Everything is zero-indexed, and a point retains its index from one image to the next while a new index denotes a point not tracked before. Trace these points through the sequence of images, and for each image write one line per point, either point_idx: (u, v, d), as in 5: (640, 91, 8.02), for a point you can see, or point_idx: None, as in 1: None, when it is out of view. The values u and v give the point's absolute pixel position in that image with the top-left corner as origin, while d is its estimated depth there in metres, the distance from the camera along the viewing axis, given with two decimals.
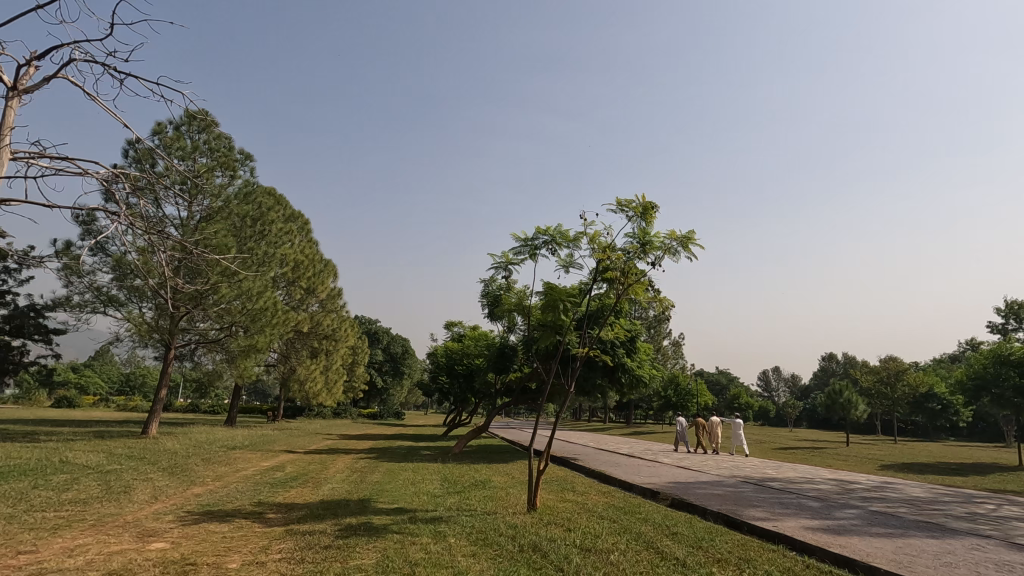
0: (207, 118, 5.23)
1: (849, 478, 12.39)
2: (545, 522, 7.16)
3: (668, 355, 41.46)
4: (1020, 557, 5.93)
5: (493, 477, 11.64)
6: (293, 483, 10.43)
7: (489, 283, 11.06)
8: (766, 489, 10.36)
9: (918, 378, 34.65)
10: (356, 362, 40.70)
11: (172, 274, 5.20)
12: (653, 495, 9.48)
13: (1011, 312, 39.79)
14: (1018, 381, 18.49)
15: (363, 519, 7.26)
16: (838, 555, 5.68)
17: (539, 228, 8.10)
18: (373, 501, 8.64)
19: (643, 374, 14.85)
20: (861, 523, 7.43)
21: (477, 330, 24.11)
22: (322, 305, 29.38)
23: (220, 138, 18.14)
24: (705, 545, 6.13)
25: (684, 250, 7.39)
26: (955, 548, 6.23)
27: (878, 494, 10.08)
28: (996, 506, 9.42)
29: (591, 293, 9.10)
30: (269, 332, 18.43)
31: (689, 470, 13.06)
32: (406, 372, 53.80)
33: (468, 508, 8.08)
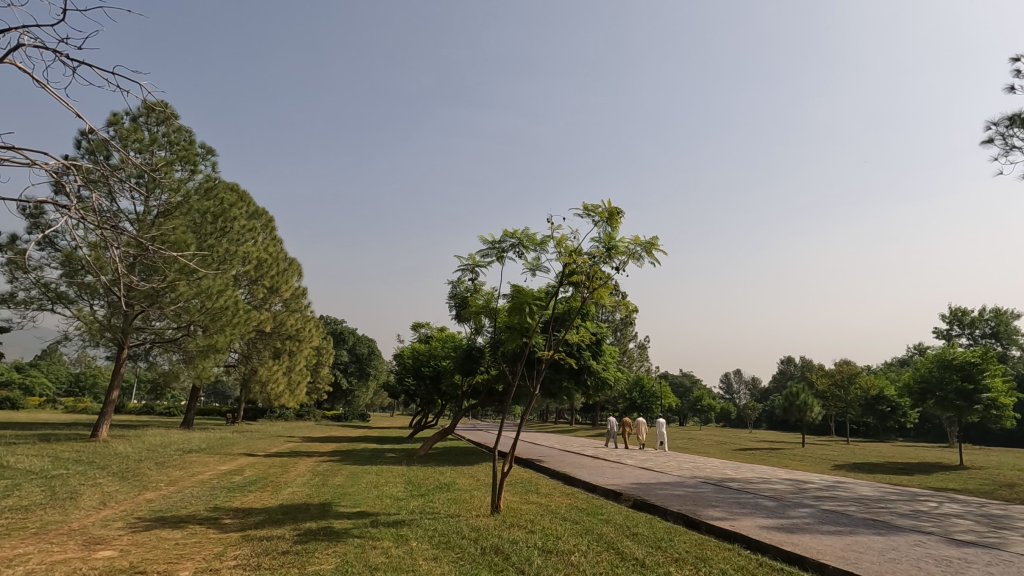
0: (167, 111, 5.05)
1: (803, 478, 12.77)
2: (509, 523, 7.19)
3: (634, 357, 42.06)
4: (958, 553, 6.26)
5: (458, 479, 11.62)
6: (251, 487, 10.14)
7: (456, 284, 11.00)
8: (724, 490, 10.62)
9: (868, 381, 36.06)
10: (320, 363, 39.97)
11: (126, 271, 4.96)
12: (616, 496, 9.62)
13: (955, 318, 41.89)
14: (960, 385, 19.53)
15: (323, 524, 7.13)
16: (790, 554, 5.87)
17: (506, 231, 8.12)
18: (334, 505, 8.52)
19: (609, 376, 15.04)
20: (813, 522, 7.71)
21: (445, 332, 24.01)
22: (285, 305, 28.65)
23: (181, 130, 17.61)
24: (664, 545, 6.24)
25: (648, 255, 7.53)
26: (898, 544, 6.54)
27: (830, 494, 10.44)
28: (938, 504, 9.90)
29: (558, 297, 9.15)
30: (230, 332, 17.94)
31: (652, 472, 13.29)
32: (372, 374, 53.13)
33: (431, 511, 8.04)
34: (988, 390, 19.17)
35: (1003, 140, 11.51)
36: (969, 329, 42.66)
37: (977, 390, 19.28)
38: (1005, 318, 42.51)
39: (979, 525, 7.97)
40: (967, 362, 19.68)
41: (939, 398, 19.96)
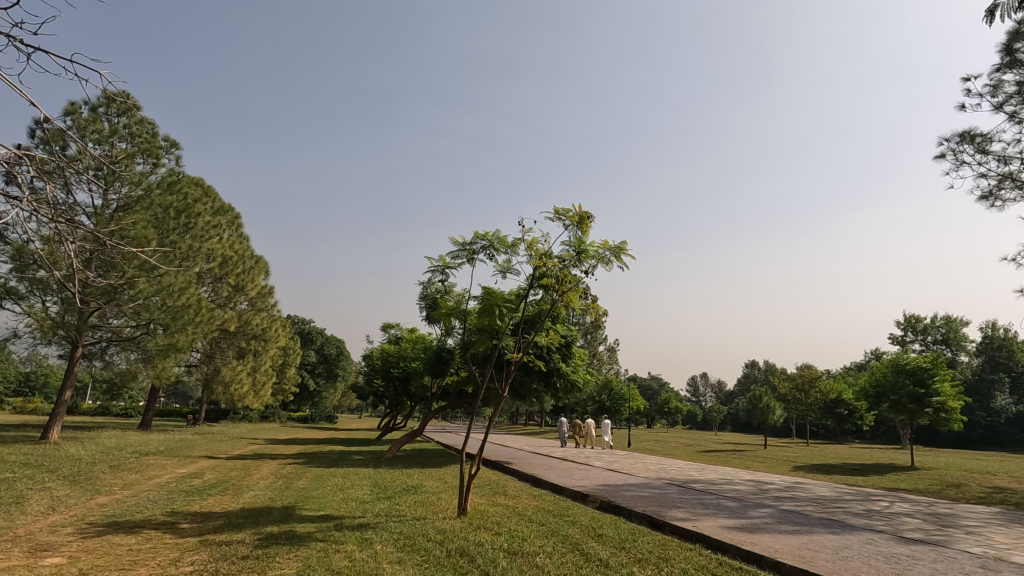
0: (129, 101, 4.88)
1: (764, 480, 13.09)
2: (475, 526, 7.16)
3: (603, 360, 42.54)
4: (906, 550, 6.53)
5: (426, 481, 11.55)
6: (212, 491, 9.88)
7: (427, 285, 10.90)
8: (688, 491, 10.81)
9: (828, 385, 37.20)
10: (286, 364, 39.19)
11: (81, 267, 4.75)
12: (583, 498, 9.70)
13: (909, 325, 43.65)
14: (913, 389, 20.30)
15: (285, 528, 6.99)
16: (749, 553, 6.02)
17: (478, 232, 8.11)
18: (298, 508, 8.33)
19: (578, 379, 15.18)
20: (772, 522, 7.91)
21: (415, 332, 23.83)
22: (251, 303, 27.93)
23: (143, 123, 17.04)
24: (628, 546, 6.34)
25: (616, 260, 7.62)
26: (851, 543, 6.77)
27: (789, 494, 10.75)
28: (889, 504, 10.30)
29: (527, 299, 9.17)
30: (191, 331, 17.43)
31: (619, 473, 13.45)
32: (340, 375, 52.34)
33: (397, 514, 7.96)
34: (938, 394, 20.02)
35: (955, 155, 12.10)
36: (922, 335, 44.62)
37: (928, 394, 20.07)
38: (954, 324, 44.62)
39: (926, 523, 8.33)
40: (919, 367, 20.42)
41: (893, 402, 20.71)
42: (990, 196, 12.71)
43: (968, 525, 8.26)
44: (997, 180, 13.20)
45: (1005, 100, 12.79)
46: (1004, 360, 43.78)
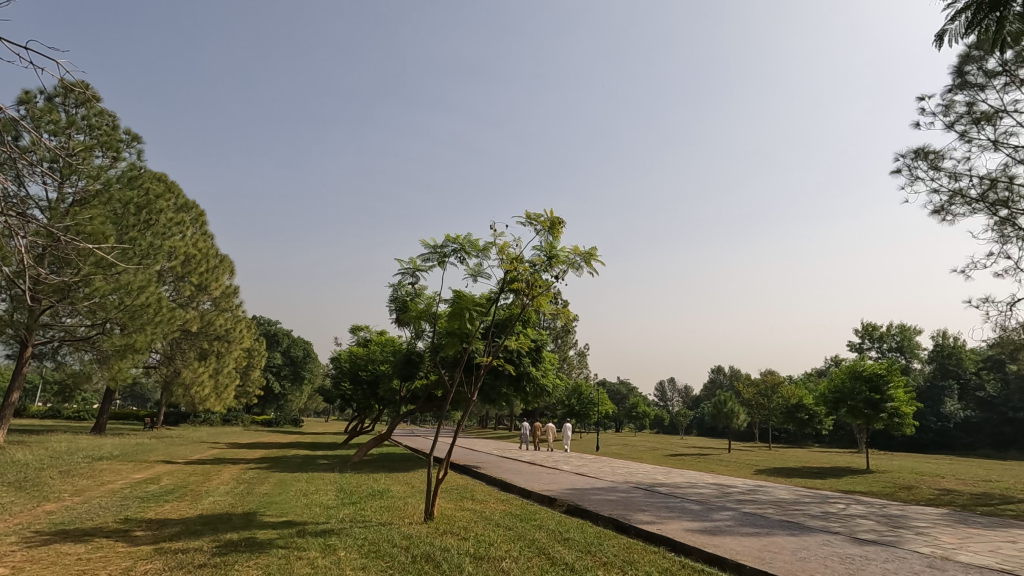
0: (89, 93, 4.71)
1: (727, 483, 13.39)
2: (441, 531, 7.11)
3: (574, 364, 42.81)
4: (859, 550, 6.76)
5: (393, 486, 11.41)
6: (169, 497, 9.55)
7: (397, 288, 10.77)
8: (653, 495, 10.96)
9: (791, 391, 38.21)
10: (251, 366, 38.22)
11: (31, 262, 4.53)
12: (550, 501, 9.74)
13: (866, 333, 45.23)
14: (869, 395, 21.04)
15: (246, 535, 6.81)
16: (711, 555, 6.15)
17: (449, 236, 8.09)
18: (259, 515, 8.11)
19: (548, 383, 15.24)
20: (734, 524, 8.10)
21: (384, 335, 23.56)
22: (214, 303, 27.16)
23: (103, 115, 16.48)
24: (594, 550, 6.39)
25: (586, 265, 7.70)
26: (809, 544, 6.97)
27: (751, 497, 11.02)
28: (844, 506, 10.67)
29: (498, 303, 9.15)
30: (151, 331, 16.82)
31: (586, 477, 13.56)
32: (306, 377, 51.34)
33: (362, 520, 7.85)
34: (892, 400, 20.79)
35: (909, 172, 12.67)
36: (878, 343, 46.27)
37: (882, 400, 20.82)
38: (908, 333, 46.46)
39: (879, 524, 8.64)
40: (875, 374, 21.19)
41: (850, 407, 21.43)
42: (942, 211, 13.34)
43: (918, 526, 8.60)
44: (948, 197, 13.84)
45: (955, 121, 13.45)
46: (954, 367, 45.74)
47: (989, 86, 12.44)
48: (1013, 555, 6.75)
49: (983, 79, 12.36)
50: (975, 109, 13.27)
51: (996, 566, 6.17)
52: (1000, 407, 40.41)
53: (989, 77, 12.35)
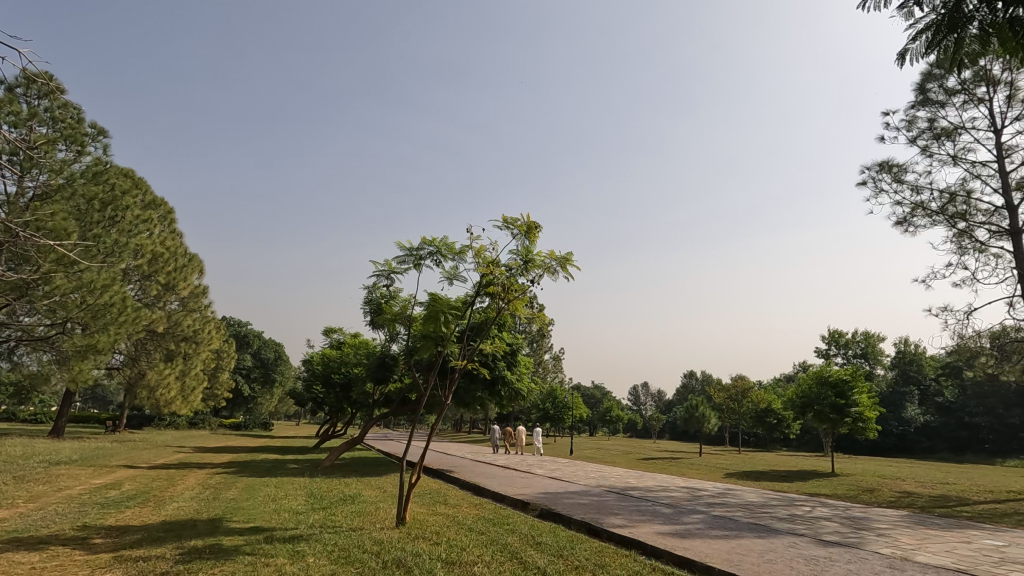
0: (51, 84, 4.52)
1: (697, 486, 13.60)
2: (412, 536, 7.05)
3: (549, 368, 42.96)
4: (823, 552, 6.94)
5: (364, 491, 11.27)
6: (131, 503, 9.24)
7: (371, 290, 10.66)
8: (626, 498, 11.05)
9: (760, 396, 38.99)
10: (219, 368, 37.32)
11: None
12: (523, 505, 9.74)
13: (833, 339, 46.48)
14: (834, 400, 21.62)
15: (211, 541, 6.64)
16: (681, 558, 6.23)
17: (425, 238, 8.05)
18: (225, 521, 7.91)
19: (522, 387, 15.25)
20: (703, 527, 8.22)
21: (358, 338, 23.27)
22: (182, 303, 26.46)
23: (68, 107, 15.96)
24: (566, 553, 6.41)
25: (562, 270, 7.74)
26: (776, 546, 7.12)
27: (721, 500, 11.20)
28: (810, 508, 10.93)
29: (474, 307, 9.13)
30: (115, 331, 16.29)
31: (560, 481, 13.60)
32: (277, 380, 50.40)
33: (332, 525, 7.72)
34: (856, 405, 21.41)
35: (874, 183, 13.14)
36: (844, 349, 47.59)
37: (847, 405, 21.41)
38: (872, 340, 47.90)
39: (843, 526, 8.88)
40: (841, 379, 21.80)
41: (817, 412, 22.00)
42: (905, 223, 13.84)
43: (879, 528, 8.86)
44: (911, 209, 14.38)
45: (918, 136, 13.99)
46: (914, 373, 47.33)
47: (949, 103, 12.98)
48: (968, 555, 7.01)
49: (944, 96, 12.90)
50: (936, 125, 13.84)
51: (952, 566, 6.40)
52: (958, 412, 41.99)
53: (949, 94, 12.89)
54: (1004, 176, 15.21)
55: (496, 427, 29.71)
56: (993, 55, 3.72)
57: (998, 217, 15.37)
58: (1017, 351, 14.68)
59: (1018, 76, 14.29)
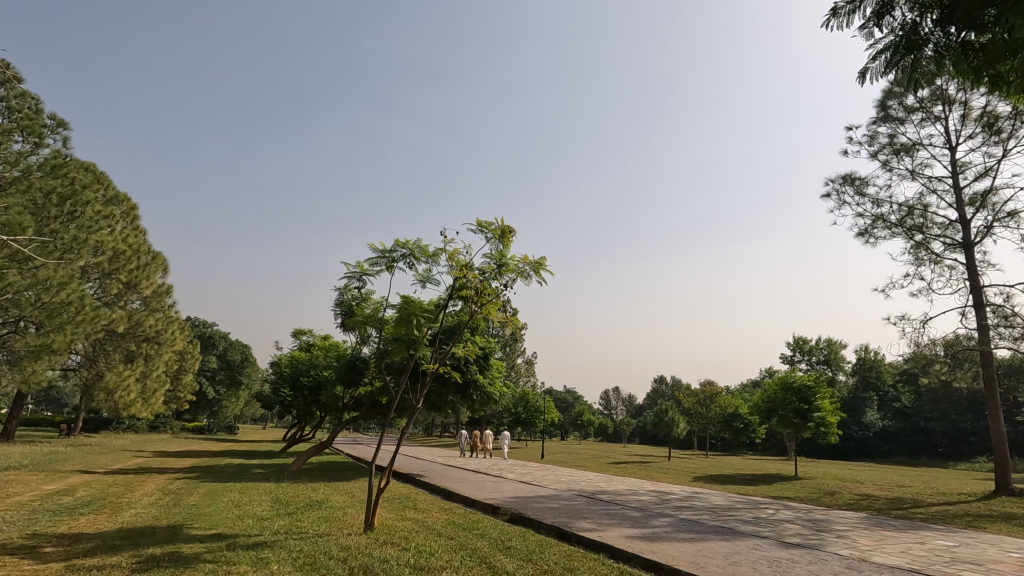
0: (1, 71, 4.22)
1: (666, 489, 13.79)
2: (380, 542, 6.95)
3: (521, 372, 43.01)
4: (786, 553, 7.11)
5: (332, 496, 11.07)
6: (84, 509, 8.89)
7: (342, 292, 10.50)
8: (596, 502, 11.13)
9: (727, 400, 39.75)
10: (182, 370, 36.22)
11: None
12: (494, 510, 9.72)
13: (797, 346, 47.75)
14: (798, 405, 22.21)
15: (170, 549, 6.43)
16: (648, 561, 6.30)
17: (398, 240, 7.98)
18: (186, 528, 7.67)
19: (494, 391, 15.24)
20: (671, 530, 8.34)
21: (328, 340, 22.90)
22: (144, 302, 25.59)
23: (25, 98, 15.44)
24: (535, 558, 6.41)
25: (535, 275, 7.78)
26: (740, 549, 7.28)
27: (688, 504, 11.39)
28: (774, 511, 11.19)
29: (446, 310, 9.08)
30: (71, 331, 15.45)
31: (530, 485, 13.61)
32: (243, 383, 49.20)
33: (298, 531, 7.57)
34: (819, 410, 22.03)
35: (838, 195, 13.61)
36: (808, 356, 48.92)
37: (810, 410, 22.02)
38: (835, 347, 49.39)
39: (804, 528, 9.12)
40: (804, 385, 22.39)
41: (781, 417, 22.54)
42: (866, 234, 14.36)
43: (839, 529, 9.14)
44: (871, 221, 14.91)
45: (878, 150, 14.53)
46: (874, 380, 48.99)
47: (908, 119, 13.51)
48: (921, 555, 7.28)
49: (903, 113, 13.41)
50: (895, 141, 14.39)
51: (906, 566, 6.63)
52: (914, 417, 43.61)
53: (908, 111, 13.41)
54: (958, 191, 15.91)
55: (465, 431, 29.50)
56: (946, 76, 3.89)
57: (951, 230, 16.09)
58: (968, 359, 15.37)
59: (971, 96, 14.99)
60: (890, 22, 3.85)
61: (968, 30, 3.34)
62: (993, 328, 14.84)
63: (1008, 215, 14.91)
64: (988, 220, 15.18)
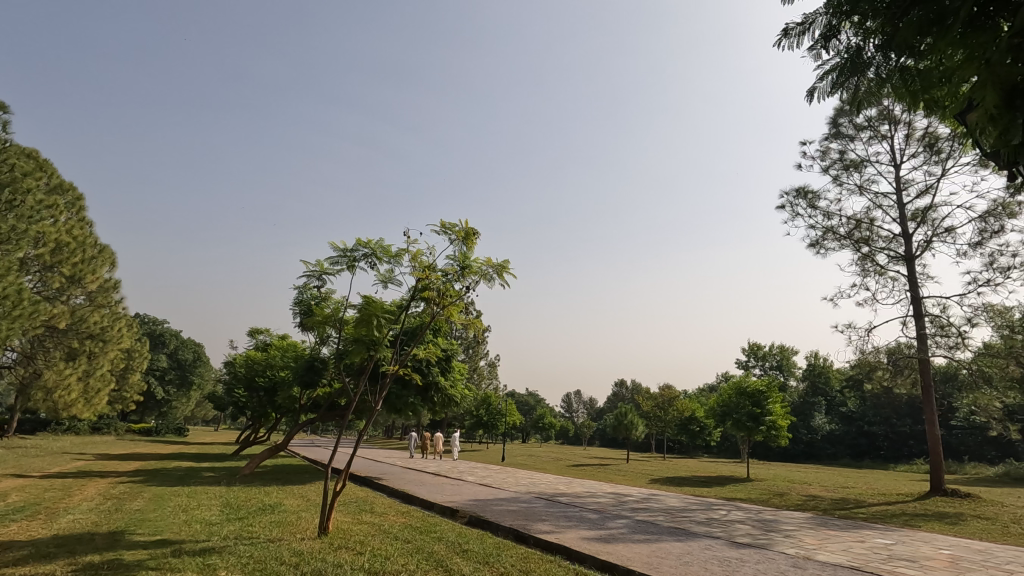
0: None
1: (624, 491, 14.00)
2: (334, 546, 6.83)
3: (484, 375, 42.98)
4: (736, 553, 7.33)
5: (286, 500, 10.77)
6: (16, 516, 8.38)
7: (302, 291, 10.27)
8: (554, 504, 11.21)
9: (685, 404, 40.68)
10: (129, 368, 34.67)
11: None
12: (452, 513, 9.67)
13: (752, 352, 49.39)
14: (751, 409, 22.97)
15: (110, 556, 6.15)
16: (603, 562, 6.40)
17: (360, 240, 7.86)
18: (128, 534, 7.34)
19: (456, 394, 15.18)
20: (626, 532, 8.48)
21: (286, 340, 22.28)
22: (88, 298, 24.37)
23: None
24: (492, 560, 6.42)
25: (499, 278, 7.79)
26: (693, 549, 7.46)
27: (644, 505, 11.59)
28: (727, 512, 11.50)
29: (408, 312, 8.97)
30: (6, 327, 14.38)
31: (490, 488, 13.57)
32: (195, 383, 47.52)
33: (248, 536, 7.34)
34: (770, 413, 22.81)
35: (792, 207, 14.18)
36: (761, 361, 50.62)
37: (762, 413, 22.81)
38: (787, 353, 51.28)
39: (754, 528, 9.43)
40: (757, 390, 23.13)
41: (735, 420, 23.20)
42: (817, 245, 14.99)
43: (786, 529, 9.48)
44: (822, 233, 15.59)
45: (829, 165, 15.18)
46: (822, 385, 51.06)
47: (856, 137, 14.19)
48: (861, 553, 7.64)
49: (852, 131, 14.07)
50: (845, 157, 15.07)
51: (847, 563, 6.94)
52: (858, 420, 45.57)
53: (857, 129, 14.07)
54: (901, 207, 16.77)
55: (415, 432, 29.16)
56: (888, 98, 4.11)
57: (894, 243, 16.95)
58: (908, 365, 16.13)
59: (915, 117, 15.84)
60: (836, 44, 4.05)
61: (906, 57, 3.53)
62: (931, 337, 15.69)
63: (946, 230, 15.79)
64: (927, 235, 16.05)
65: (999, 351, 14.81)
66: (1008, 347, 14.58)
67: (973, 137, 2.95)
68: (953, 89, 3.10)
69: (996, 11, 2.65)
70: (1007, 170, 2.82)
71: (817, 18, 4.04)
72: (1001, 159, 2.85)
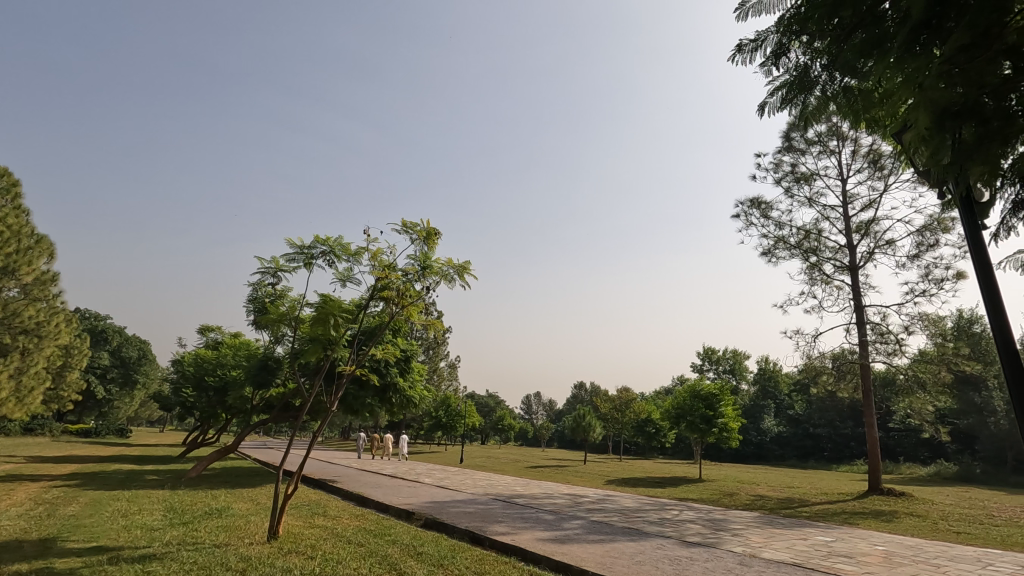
0: None
1: (579, 493, 14.15)
2: (284, 551, 6.65)
3: (443, 376, 42.72)
4: (685, 552, 7.51)
5: (234, 503, 10.42)
6: None
7: (256, 288, 9.96)
8: (511, 506, 11.24)
9: (642, 406, 41.43)
10: (66, 366, 32.85)
11: None
12: (408, 515, 9.56)
13: (706, 356, 50.84)
14: (704, 411, 23.60)
15: (39, 564, 5.80)
16: (557, 563, 6.46)
17: (318, 237, 7.70)
18: (61, 540, 6.96)
19: (414, 395, 15.01)
20: (581, 532, 8.59)
21: (238, 338, 21.55)
22: (23, 291, 22.95)
23: None
24: (447, 563, 6.39)
25: (459, 278, 7.77)
26: (645, 548, 7.62)
27: (599, 506, 11.75)
28: (679, 512, 11.79)
29: (366, 311, 8.80)
30: None
31: (447, 490, 13.48)
32: (138, 382, 45.38)
33: (192, 541, 7.07)
34: (722, 416, 23.50)
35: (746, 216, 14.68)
36: (715, 365, 52.16)
37: (715, 416, 23.47)
38: (739, 357, 53.02)
39: (704, 527, 9.70)
40: (711, 393, 23.80)
41: (689, 423, 23.81)
42: (769, 253, 15.56)
43: (734, 528, 9.80)
44: (774, 242, 16.19)
45: (782, 177, 15.81)
46: (772, 389, 53.09)
47: (807, 151, 14.81)
48: (803, 550, 7.96)
49: (804, 145, 14.69)
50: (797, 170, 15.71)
51: (789, 560, 7.22)
52: (804, 423, 47.46)
53: (808, 144, 14.69)
54: (847, 219, 17.58)
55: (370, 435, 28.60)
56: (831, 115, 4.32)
57: (840, 254, 17.76)
58: (851, 370, 16.93)
59: (861, 134, 16.65)
60: (785, 62, 4.21)
61: (848, 77, 3.74)
62: (871, 343, 16.52)
63: (886, 243, 16.65)
64: (870, 246, 16.88)
65: (932, 358, 15.72)
66: (940, 354, 15.49)
67: (908, 156, 3.14)
68: (892, 110, 3.28)
69: (929, 38, 2.78)
70: (937, 186, 3.02)
71: (769, 35, 4.19)
72: (930, 176, 3.08)
